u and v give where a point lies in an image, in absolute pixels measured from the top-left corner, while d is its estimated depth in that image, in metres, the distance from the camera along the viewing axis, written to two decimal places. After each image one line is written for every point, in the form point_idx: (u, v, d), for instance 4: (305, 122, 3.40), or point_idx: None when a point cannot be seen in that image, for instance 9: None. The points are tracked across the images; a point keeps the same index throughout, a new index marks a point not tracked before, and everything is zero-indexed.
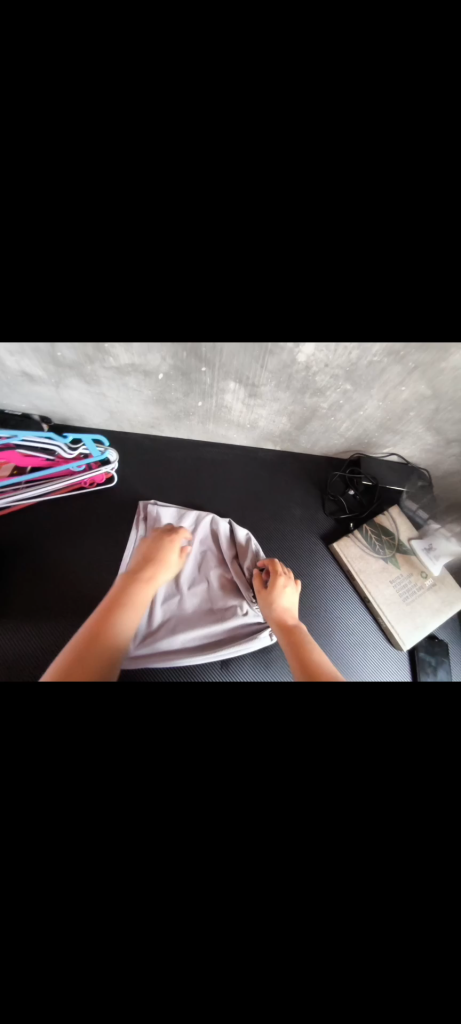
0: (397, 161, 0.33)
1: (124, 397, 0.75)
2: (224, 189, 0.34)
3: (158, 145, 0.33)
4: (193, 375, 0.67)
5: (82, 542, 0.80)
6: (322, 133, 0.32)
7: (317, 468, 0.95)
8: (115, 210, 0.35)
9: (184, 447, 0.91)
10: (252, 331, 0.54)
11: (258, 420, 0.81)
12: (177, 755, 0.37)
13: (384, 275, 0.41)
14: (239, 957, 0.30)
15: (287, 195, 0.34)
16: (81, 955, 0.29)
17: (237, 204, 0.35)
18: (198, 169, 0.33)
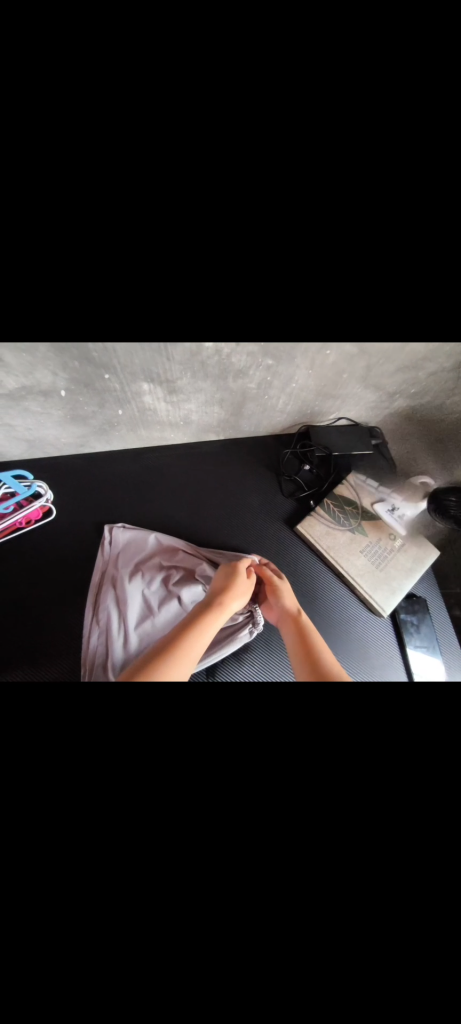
0: (224, 121, 0.29)
1: (34, 423, 0.67)
2: (49, 185, 0.31)
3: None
4: (98, 383, 0.60)
5: (31, 585, 0.74)
6: (134, 103, 0.28)
7: (268, 449, 0.91)
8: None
9: (123, 459, 0.85)
10: (141, 326, 0.48)
11: (190, 415, 0.75)
12: (135, 822, 0.32)
13: (259, 243, 0.36)
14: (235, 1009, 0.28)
15: (118, 180, 0.31)
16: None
17: (68, 200, 0.31)
18: (12, 164, 0.29)
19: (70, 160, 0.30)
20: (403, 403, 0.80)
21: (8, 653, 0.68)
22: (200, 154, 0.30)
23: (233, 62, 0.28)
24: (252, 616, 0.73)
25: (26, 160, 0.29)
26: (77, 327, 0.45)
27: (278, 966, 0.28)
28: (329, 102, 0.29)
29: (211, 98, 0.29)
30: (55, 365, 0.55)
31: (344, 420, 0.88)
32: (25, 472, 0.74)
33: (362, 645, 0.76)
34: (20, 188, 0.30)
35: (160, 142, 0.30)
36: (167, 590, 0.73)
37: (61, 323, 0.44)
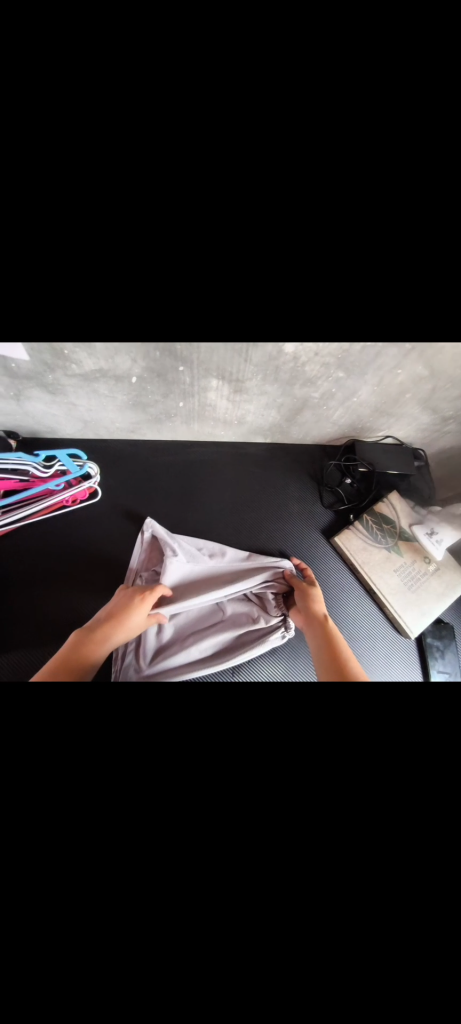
0: (379, 141, 0.29)
1: (96, 404, 0.68)
2: (194, 178, 0.30)
3: (112, 141, 0.28)
4: (170, 374, 0.60)
5: (71, 564, 0.75)
6: (288, 117, 0.29)
7: (311, 458, 0.91)
8: (59, 212, 0.31)
9: (169, 450, 0.85)
10: (233, 325, 0.48)
11: (246, 415, 0.75)
12: (198, 826, 0.30)
13: (391, 265, 0.35)
14: None
15: (262, 180, 0.30)
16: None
17: (208, 192, 0.30)
18: (158, 161, 0.29)
19: (215, 154, 0.29)
20: (456, 429, 0.79)
21: (44, 628, 0.69)
22: (346, 171, 0.30)
23: (397, 87, 0.28)
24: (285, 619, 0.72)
25: (172, 153, 0.29)
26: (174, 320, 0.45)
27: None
28: (457, 146, 0.29)
29: (370, 119, 0.29)
30: (133, 353, 0.55)
31: (390, 437, 0.87)
32: (78, 453, 0.74)
33: (386, 664, 0.77)
34: (162, 179, 0.30)
35: (311, 154, 0.30)
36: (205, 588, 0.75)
37: (161, 316, 0.44)
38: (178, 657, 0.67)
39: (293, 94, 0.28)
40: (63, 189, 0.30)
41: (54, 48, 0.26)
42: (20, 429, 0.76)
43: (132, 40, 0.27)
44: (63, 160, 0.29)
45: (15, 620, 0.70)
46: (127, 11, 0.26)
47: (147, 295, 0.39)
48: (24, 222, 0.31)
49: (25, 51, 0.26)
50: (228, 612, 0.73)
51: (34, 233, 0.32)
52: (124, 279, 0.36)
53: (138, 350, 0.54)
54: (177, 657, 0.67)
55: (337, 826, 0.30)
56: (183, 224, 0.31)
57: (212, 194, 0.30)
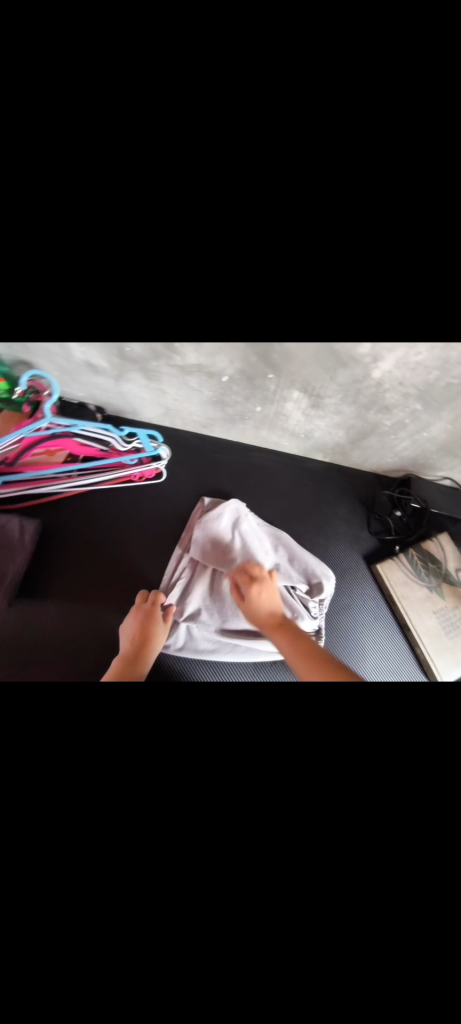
0: None
1: (183, 396, 0.74)
2: (352, 202, 0.32)
3: (287, 153, 0.30)
4: (258, 380, 0.65)
5: (124, 534, 0.80)
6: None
7: (365, 484, 0.91)
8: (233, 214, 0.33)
9: (232, 449, 0.89)
10: (334, 345, 0.53)
11: (313, 431, 0.79)
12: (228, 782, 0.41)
13: None
14: (271, 946, 0.39)
15: (383, 195, 0.31)
16: (159, 879, 0.41)
17: (357, 228, 0.33)
18: (333, 173, 0.30)
19: (381, 179, 0.30)
20: None
21: (91, 588, 0.75)
22: None
23: None
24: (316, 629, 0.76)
25: (344, 171, 0.30)
26: (282, 331, 0.50)
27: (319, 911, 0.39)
28: None
29: None
30: (230, 356, 0.60)
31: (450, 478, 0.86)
32: (154, 433, 0.80)
33: None
34: (327, 195, 0.31)
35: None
36: (244, 583, 0.77)
37: (272, 325, 0.49)
38: (203, 639, 0.72)
39: (409, 97, 0.27)
40: (225, 195, 0.32)
41: (255, 62, 0.27)
42: (108, 405, 0.83)
43: (329, 56, 0.27)
44: (234, 168, 0.30)
45: (67, 575, 0.76)
46: (333, 28, 0.27)
47: (269, 305, 0.44)
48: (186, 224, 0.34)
49: (206, 67, 0.27)
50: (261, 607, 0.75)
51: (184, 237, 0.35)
52: (259, 283, 0.40)
53: (236, 355, 0.59)
54: (203, 638, 0.72)
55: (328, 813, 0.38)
56: (326, 249, 0.35)
57: (362, 222, 0.33)
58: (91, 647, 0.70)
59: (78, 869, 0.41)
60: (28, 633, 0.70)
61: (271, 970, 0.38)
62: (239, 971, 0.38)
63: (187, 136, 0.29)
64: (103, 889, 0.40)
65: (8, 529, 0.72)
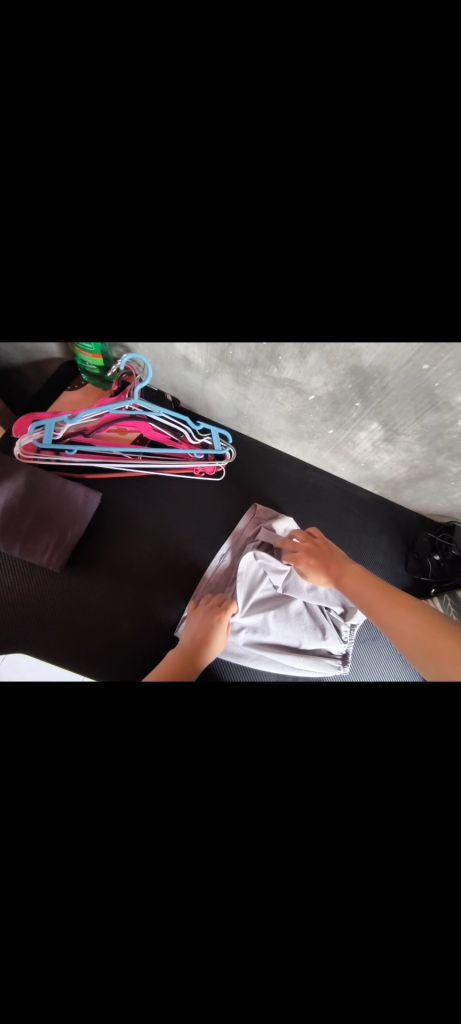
0: None
1: (262, 404, 0.77)
2: None
3: None
4: (343, 405, 0.68)
5: (176, 521, 0.83)
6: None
7: (407, 523, 0.93)
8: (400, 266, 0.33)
9: (289, 463, 0.92)
10: (435, 386, 0.54)
11: (374, 463, 0.81)
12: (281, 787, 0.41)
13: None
14: (293, 966, 0.37)
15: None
16: (182, 878, 0.38)
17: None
18: None
19: None
20: None
21: (138, 568, 0.77)
22: None
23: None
24: (343, 652, 0.74)
25: None
26: (394, 362, 0.53)
27: (358, 951, 0.36)
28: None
29: None
30: (326, 376, 0.63)
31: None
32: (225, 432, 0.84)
33: None
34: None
35: None
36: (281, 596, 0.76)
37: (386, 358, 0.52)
38: (231, 642, 0.73)
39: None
40: None
41: None
42: (185, 397, 0.86)
43: None
44: None
45: (116, 549, 0.78)
46: None
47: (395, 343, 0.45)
48: None
49: None
50: (293, 623, 0.74)
51: None
52: (397, 327, 0.41)
53: (332, 376, 0.62)
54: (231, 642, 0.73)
55: (374, 835, 0.39)
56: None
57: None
58: (127, 623, 0.72)
59: (110, 845, 0.38)
60: (71, 594, 0.72)
61: (295, 995, 0.36)
62: (265, 994, 0.37)
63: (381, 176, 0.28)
64: (130, 854, 0.38)
65: (71, 496, 0.73)
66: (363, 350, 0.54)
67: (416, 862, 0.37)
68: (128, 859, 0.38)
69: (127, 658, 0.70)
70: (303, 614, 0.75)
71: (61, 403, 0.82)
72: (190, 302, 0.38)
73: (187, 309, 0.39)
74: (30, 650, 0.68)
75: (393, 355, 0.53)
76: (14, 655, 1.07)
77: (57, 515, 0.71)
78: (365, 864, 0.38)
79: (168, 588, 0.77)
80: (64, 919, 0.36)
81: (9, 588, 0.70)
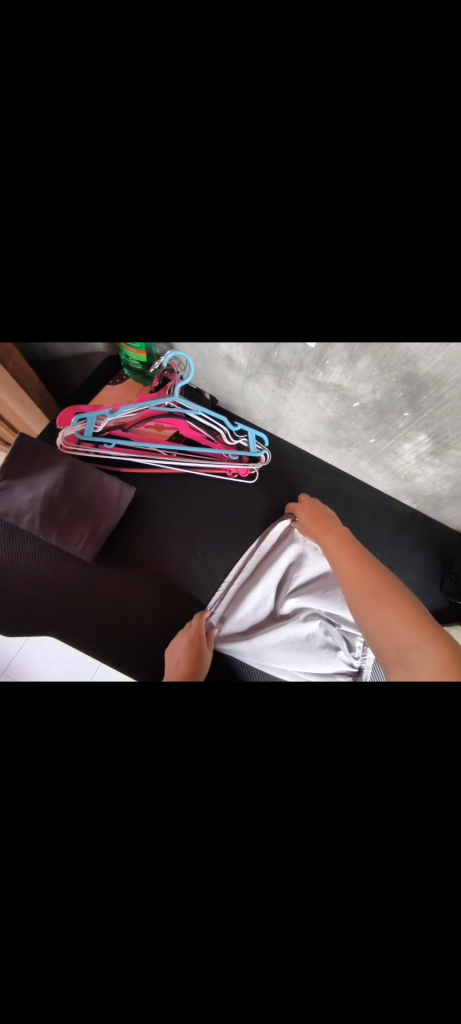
0: None
1: (302, 408, 0.75)
2: None
3: None
4: (389, 414, 0.65)
5: (205, 520, 0.83)
6: None
7: (446, 541, 0.88)
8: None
9: (324, 470, 0.90)
10: None
11: (417, 476, 0.77)
12: (302, 811, 0.39)
13: None
14: (299, 985, 0.36)
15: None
16: (193, 888, 0.37)
17: None
18: None
19: None
20: None
21: (163, 564, 0.77)
22: None
23: None
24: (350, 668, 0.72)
25: None
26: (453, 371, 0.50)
27: (368, 984, 0.34)
28: None
29: None
30: (375, 383, 0.60)
31: None
32: (261, 434, 0.82)
33: None
34: None
35: None
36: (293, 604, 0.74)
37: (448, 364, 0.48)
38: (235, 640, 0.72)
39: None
40: None
41: None
42: (222, 395, 0.86)
43: None
44: None
45: (144, 544, 0.78)
46: None
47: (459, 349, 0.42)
48: None
49: None
50: (304, 631, 0.71)
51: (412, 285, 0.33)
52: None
53: (382, 383, 0.59)
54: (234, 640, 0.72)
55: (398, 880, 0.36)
56: None
57: None
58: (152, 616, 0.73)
59: None
60: (99, 585, 0.73)
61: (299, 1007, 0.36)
62: (268, 1002, 0.36)
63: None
64: (147, 844, 0.39)
65: (107, 489, 0.75)
66: (421, 357, 0.51)
67: (444, 914, 0.35)
68: (141, 863, 0.38)
69: (146, 653, 0.71)
70: (318, 626, 0.71)
71: (102, 397, 0.84)
72: (248, 304, 0.38)
73: (241, 314, 0.38)
74: (60, 637, 0.71)
75: (454, 364, 0.49)
76: (43, 639, 1.12)
77: (92, 508, 0.73)
78: (384, 911, 0.36)
79: (192, 587, 0.77)
80: (72, 920, 0.36)
81: (41, 574, 0.73)
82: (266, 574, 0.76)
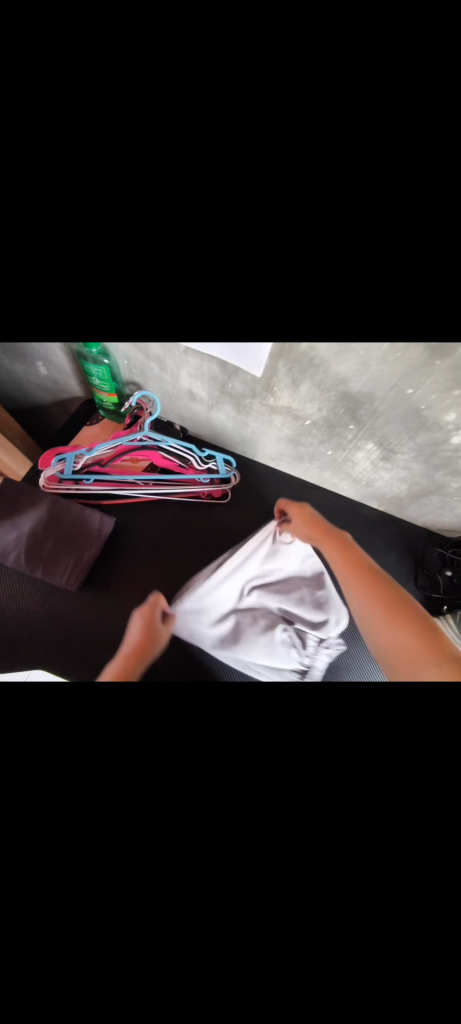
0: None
1: (262, 429, 0.82)
2: (451, 266, 0.31)
3: (426, 218, 0.29)
4: (337, 428, 0.72)
5: (184, 542, 0.87)
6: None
7: (416, 539, 0.92)
8: (360, 259, 0.32)
9: (293, 484, 0.96)
10: (421, 403, 0.57)
11: (377, 480, 0.82)
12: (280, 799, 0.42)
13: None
14: (286, 960, 0.39)
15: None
16: (182, 885, 0.40)
17: (453, 283, 0.32)
18: (445, 248, 0.30)
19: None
20: None
21: (145, 587, 0.81)
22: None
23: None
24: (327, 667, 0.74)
25: (454, 246, 0.30)
26: (379, 384, 0.57)
27: (348, 947, 0.38)
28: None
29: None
30: (319, 403, 0.67)
31: None
32: (229, 456, 0.89)
33: None
34: (436, 263, 0.31)
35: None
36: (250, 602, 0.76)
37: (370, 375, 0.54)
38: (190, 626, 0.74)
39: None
40: (365, 239, 0.30)
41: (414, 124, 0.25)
42: (190, 425, 0.93)
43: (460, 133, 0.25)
44: (380, 210, 0.28)
45: (127, 570, 0.82)
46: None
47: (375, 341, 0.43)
48: (319, 276, 0.34)
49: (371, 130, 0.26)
50: (261, 632, 0.73)
51: (313, 291, 0.36)
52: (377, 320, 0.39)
53: (325, 402, 0.66)
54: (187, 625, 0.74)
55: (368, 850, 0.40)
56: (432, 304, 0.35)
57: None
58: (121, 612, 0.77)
59: (114, 854, 0.40)
60: (86, 610, 0.77)
61: (286, 984, 0.38)
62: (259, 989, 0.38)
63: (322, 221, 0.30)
64: (115, 881, 0.39)
65: (89, 518, 0.80)
66: (350, 378, 0.58)
67: (422, 876, 0.39)
68: (130, 870, 0.40)
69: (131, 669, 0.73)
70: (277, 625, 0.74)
71: (81, 437, 0.91)
72: (188, 316, 0.45)
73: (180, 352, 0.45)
74: (50, 668, 0.73)
75: (378, 381, 0.57)
76: None
77: (76, 537, 0.77)
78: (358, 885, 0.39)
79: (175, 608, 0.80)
80: (66, 926, 0.38)
81: (31, 608, 0.76)
82: (235, 572, 0.78)
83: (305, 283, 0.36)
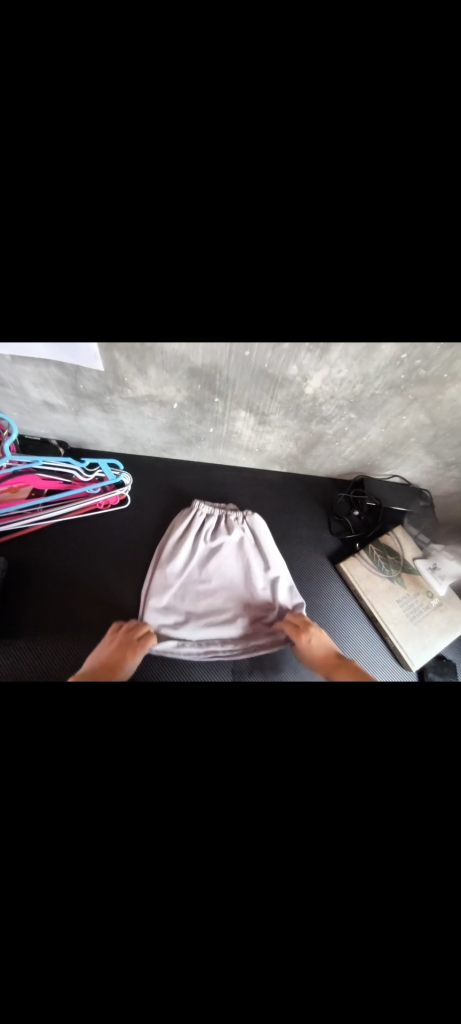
0: (394, 163, 0.28)
1: (139, 423, 0.79)
2: (208, 197, 0.29)
3: (142, 151, 0.27)
4: (206, 404, 0.71)
5: (94, 559, 0.84)
6: (306, 136, 0.27)
7: (322, 490, 0.98)
8: (91, 215, 0.30)
9: (196, 471, 0.97)
10: (263, 361, 0.58)
11: (266, 444, 0.85)
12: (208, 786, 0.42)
13: (387, 265, 0.34)
14: None
15: (351, 214, 0.30)
16: None
17: (225, 216, 0.30)
18: (189, 168, 0.28)
19: (237, 164, 0.28)
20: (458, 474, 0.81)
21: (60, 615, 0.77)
22: (360, 184, 0.28)
23: (412, 153, 0.27)
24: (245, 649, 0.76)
25: (198, 165, 0.28)
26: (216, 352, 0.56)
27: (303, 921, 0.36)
28: (457, 187, 0.28)
29: (382, 152, 0.27)
30: (176, 386, 0.66)
31: (398, 477, 0.91)
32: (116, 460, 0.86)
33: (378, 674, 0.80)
34: (189, 193, 0.29)
35: (330, 168, 0.28)
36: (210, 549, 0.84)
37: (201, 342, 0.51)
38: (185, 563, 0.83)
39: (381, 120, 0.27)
40: (88, 187, 0.28)
41: (87, 66, 0.24)
42: (69, 438, 0.87)
43: (148, 47, 0.24)
44: (93, 161, 0.27)
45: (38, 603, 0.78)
46: (155, 3, 0.23)
47: (177, 296, 0.39)
48: (63, 234, 0.31)
49: (42, 68, 0.24)
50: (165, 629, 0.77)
51: (65, 246, 0.32)
52: (169, 281, 0.37)
53: (180, 383, 0.65)
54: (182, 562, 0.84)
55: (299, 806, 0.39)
56: (209, 247, 0.32)
57: (230, 214, 0.30)
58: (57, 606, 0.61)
59: None
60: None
61: None
62: None
63: (24, 172, 0.27)
64: None
65: None
66: (189, 355, 0.57)
67: None
68: None
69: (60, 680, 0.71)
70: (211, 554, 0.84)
71: None
72: None
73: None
74: None
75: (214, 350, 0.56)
76: None
77: None
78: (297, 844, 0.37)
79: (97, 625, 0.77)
80: None
81: None
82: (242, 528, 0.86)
83: (53, 248, 0.33)
